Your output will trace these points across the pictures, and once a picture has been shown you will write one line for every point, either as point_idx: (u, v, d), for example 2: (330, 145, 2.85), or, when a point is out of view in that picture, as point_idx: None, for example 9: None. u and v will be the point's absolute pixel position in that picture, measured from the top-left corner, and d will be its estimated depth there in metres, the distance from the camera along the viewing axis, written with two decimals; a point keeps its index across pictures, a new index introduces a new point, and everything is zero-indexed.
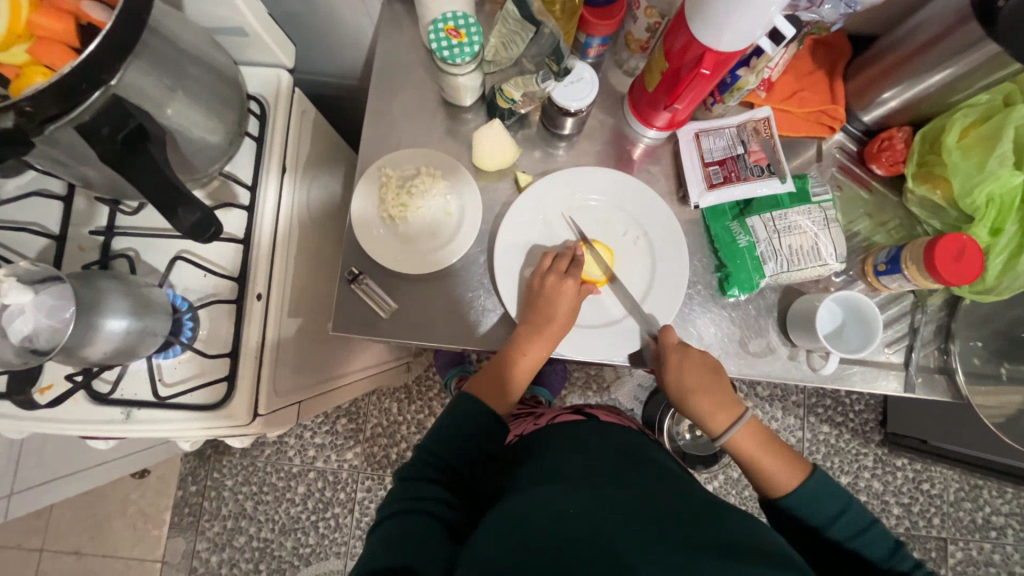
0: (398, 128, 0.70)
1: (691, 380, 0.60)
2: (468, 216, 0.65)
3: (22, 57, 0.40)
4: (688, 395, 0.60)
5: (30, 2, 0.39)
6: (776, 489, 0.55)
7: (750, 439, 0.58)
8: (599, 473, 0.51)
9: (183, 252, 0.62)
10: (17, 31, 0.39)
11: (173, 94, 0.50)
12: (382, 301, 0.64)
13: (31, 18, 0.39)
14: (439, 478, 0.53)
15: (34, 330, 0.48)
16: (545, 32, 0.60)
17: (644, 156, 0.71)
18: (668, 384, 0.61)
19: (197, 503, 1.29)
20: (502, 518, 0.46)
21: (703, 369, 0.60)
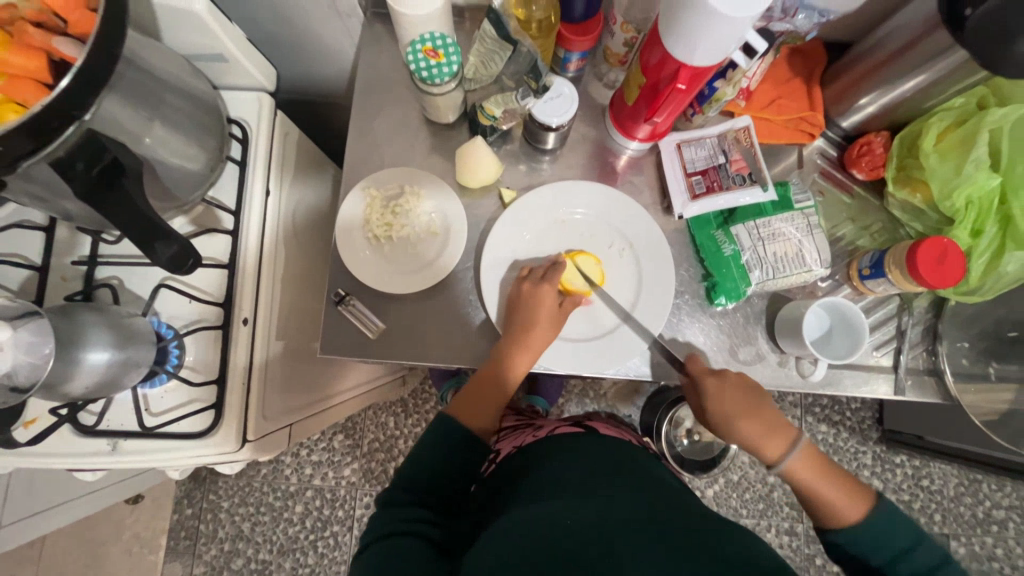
0: (381, 146, 0.70)
1: (736, 406, 0.57)
2: (453, 235, 0.65)
3: None
4: (733, 422, 0.57)
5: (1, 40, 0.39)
6: (834, 524, 0.52)
7: (809, 466, 0.56)
8: (592, 482, 0.51)
9: (168, 279, 0.62)
10: None
11: (149, 124, 0.50)
12: (368, 322, 0.64)
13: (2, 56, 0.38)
14: (421, 498, 0.52)
15: (12, 368, 0.46)
16: (522, 49, 0.60)
17: (628, 167, 0.71)
18: (713, 410, 0.59)
19: (193, 526, 1.27)
20: (495, 532, 0.46)
21: (747, 394, 0.58)
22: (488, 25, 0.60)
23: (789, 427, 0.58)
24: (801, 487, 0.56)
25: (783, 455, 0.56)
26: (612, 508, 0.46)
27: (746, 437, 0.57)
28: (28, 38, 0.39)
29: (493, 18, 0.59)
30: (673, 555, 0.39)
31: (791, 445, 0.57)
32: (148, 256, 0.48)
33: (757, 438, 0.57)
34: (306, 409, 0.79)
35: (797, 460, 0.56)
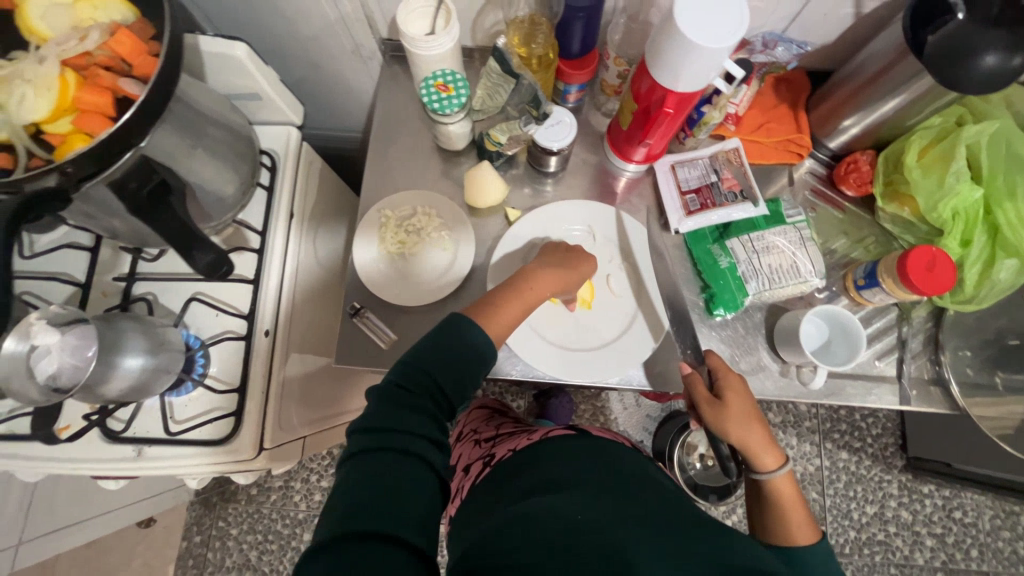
0: (394, 173, 0.76)
1: (739, 406, 0.55)
2: (462, 251, 0.70)
3: (67, 127, 0.46)
4: (733, 419, 0.55)
5: (77, 81, 0.46)
6: (778, 542, 0.51)
7: (788, 491, 0.53)
8: (592, 477, 0.51)
9: (198, 294, 0.67)
10: (65, 106, 0.45)
11: (191, 152, 0.56)
12: (379, 332, 0.68)
13: (77, 94, 0.45)
14: (426, 408, 0.47)
15: (58, 369, 0.51)
16: (524, 81, 0.64)
17: (626, 188, 0.75)
18: (731, 404, 0.55)
19: (201, 555, 1.26)
20: (490, 531, 0.47)
21: (751, 402, 0.56)
22: (492, 62, 0.64)
23: (784, 451, 0.55)
24: (772, 504, 0.54)
25: (770, 471, 0.54)
26: (604, 504, 0.46)
27: (739, 441, 0.54)
28: (100, 79, 0.46)
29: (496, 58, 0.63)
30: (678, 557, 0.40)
31: (780, 466, 0.54)
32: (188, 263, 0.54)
33: (760, 445, 0.54)
34: (320, 423, 0.81)
35: (781, 480, 0.54)
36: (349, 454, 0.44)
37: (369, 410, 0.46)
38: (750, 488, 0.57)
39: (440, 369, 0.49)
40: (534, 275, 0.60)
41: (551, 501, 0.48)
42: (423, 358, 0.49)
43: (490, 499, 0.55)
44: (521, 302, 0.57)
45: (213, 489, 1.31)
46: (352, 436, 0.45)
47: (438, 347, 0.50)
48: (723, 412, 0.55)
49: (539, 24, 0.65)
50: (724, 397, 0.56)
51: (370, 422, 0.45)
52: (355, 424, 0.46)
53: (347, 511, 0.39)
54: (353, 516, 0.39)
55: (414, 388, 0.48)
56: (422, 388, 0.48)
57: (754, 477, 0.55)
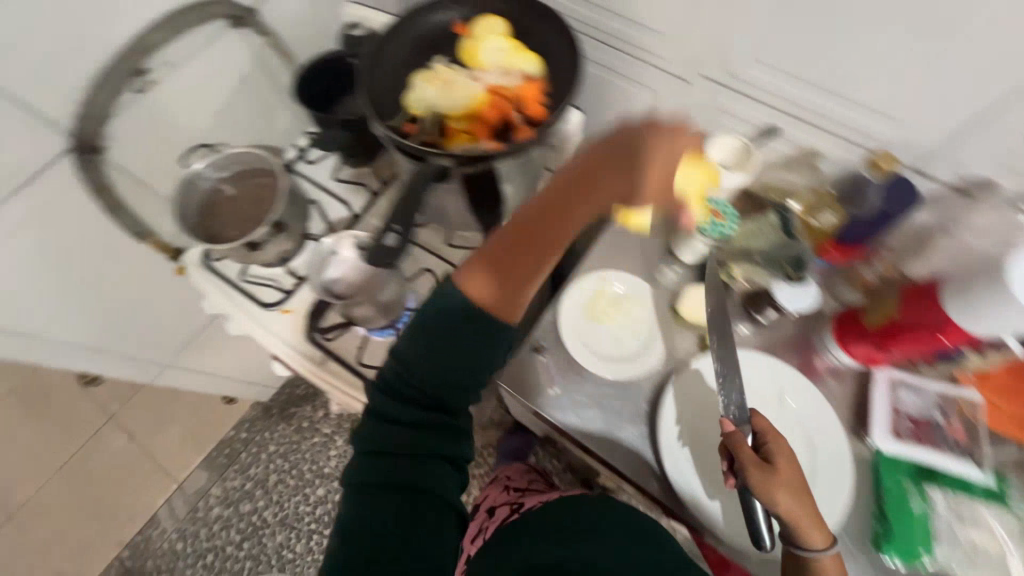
0: (619, 254, 0.83)
1: (789, 480, 0.56)
2: (652, 347, 0.75)
3: (463, 127, 0.60)
4: (778, 489, 0.55)
5: (489, 99, 0.60)
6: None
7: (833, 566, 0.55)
8: (605, 527, 0.66)
9: (429, 269, 0.80)
10: (474, 114, 0.60)
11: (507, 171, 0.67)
12: (550, 377, 0.73)
13: (485, 110, 0.59)
14: (416, 397, 0.51)
15: (337, 277, 0.72)
16: (794, 246, 0.69)
17: (829, 371, 0.74)
18: (769, 485, 0.55)
19: (238, 452, 1.48)
20: (532, 555, 0.64)
21: (802, 478, 0.57)
22: (771, 217, 0.70)
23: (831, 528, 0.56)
24: None
25: (815, 549, 0.55)
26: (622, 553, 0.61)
27: (790, 520, 0.55)
28: (501, 107, 0.60)
29: (780, 218, 0.69)
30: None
31: (828, 542, 0.56)
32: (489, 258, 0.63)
33: (806, 525, 0.55)
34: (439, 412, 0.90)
35: (829, 558, 0.55)
36: (360, 482, 0.50)
37: (371, 434, 0.51)
38: (789, 562, 0.58)
39: (422, 360, 0.50)
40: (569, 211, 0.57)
41: (575, 548, 0.62)
42: (415, 351, 0.50)
43: (522, 530, 0.71)
44: (522, 258, 0.54)
45: (279, 404, 1.54)
46: (364, 460, 0.50)
47: (444, 325, 0.51)
48: (779, 488, 0.55)
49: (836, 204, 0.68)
50: (777, 471, 0.56)
51: (377, 446, 0.50)
52: (364, 447, 0.51)
53: (365, 548, 0.47)
54: (376, 547, 0.47)
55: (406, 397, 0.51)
56: (435, 398, 0.51)
57: (796, 550, 0.56)
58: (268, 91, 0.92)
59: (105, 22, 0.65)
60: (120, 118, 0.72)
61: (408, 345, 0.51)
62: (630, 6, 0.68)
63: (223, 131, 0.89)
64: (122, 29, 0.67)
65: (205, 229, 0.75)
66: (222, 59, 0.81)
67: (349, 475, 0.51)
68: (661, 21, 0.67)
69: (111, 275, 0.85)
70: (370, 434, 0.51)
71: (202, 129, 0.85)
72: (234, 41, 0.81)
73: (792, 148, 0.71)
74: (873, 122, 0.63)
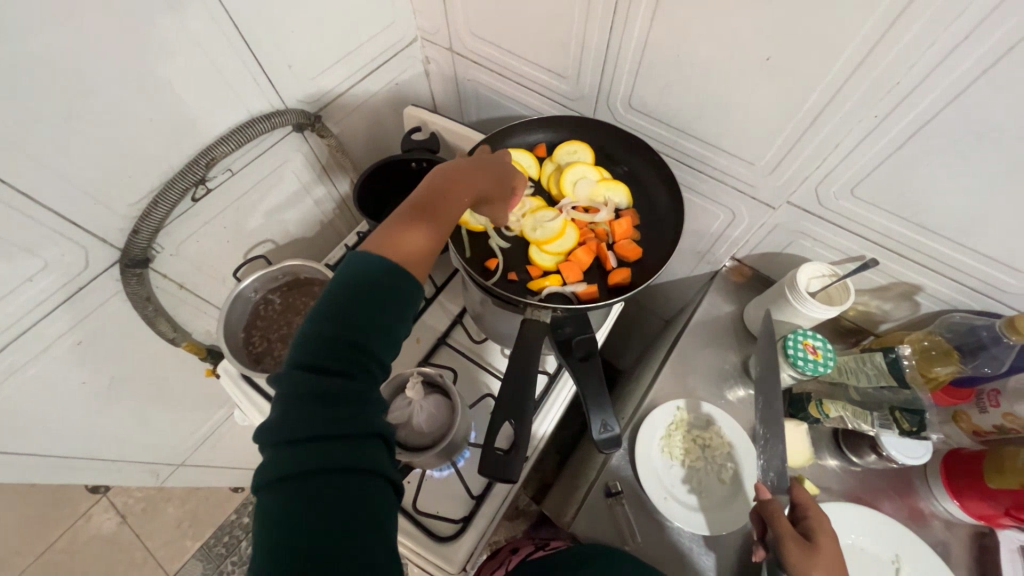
0: (693, 375, 0.76)
1: (829, 556, 0.54)
2: (741, 496, 0.66)
3: (552, 263, 0.64)
4: (827, 565, 0.53)
5: (578, 238, 0.66)
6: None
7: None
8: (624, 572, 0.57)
9: (489, 391, 0.73)
10: (564, 254, 0.65)
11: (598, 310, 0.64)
12: (633, 531, 0.65)
13: (576, 251, 0.65)
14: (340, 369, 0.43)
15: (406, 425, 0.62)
16: (906, 392, 0.62)
17: (939, 526, 0.66)
18: (822, 547, 0.54)
19: (235, 538, 1.44)
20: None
21: (840, 563, 0.54)
22: (877, 355, 0.65)
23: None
24: None
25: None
26: None
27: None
28: (590, 247, 0.67)
29: (889, 357, 0.63)
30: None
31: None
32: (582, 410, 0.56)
33: None
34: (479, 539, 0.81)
35: None
36: (287, 473, 0.39)
37: (300, 418, 0.41)
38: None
39: (345, 326, 0.43)
40: (462, 187, 0.53)
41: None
42: (346, 317, 0.43)
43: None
44: (420, 222, 0.49)
45: None
46: (289, 447, 0.40)
47: (357, 291, 0.44)
48: (815, 565, 0.52)
49: (953, 360, 0.63)
50: (818, 552, 0.53)
51: (301, 429, 0.40)
52: (284, 432, 0.40)
53: (289, 545, 0.37)
54: (310, 546, 0.37)
55: (317, 368, 0.42)
56: (346, 364, 0.43)
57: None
58: (317, 185, 0.89)
59: (165, 142, 0.63)
60: (171, 231, 0.69)
61: (330, 310, 0.44)
62: (712, 133, 0.65)
63: (271, 228, 0.86)
64: (184, 148, 0.65)
65: (249, 346, 0.72)
66: (276, 164, 0.79)
67: (270, 469, 0.40)
68: (746, 150, 0.64)
69: (135, 383, 0.79)
70: (288, 416, 0.41)
71: (250, 230, 0.82)
72: (289, 146, 0.79)
73: (890, 280, 0.67)
74: (991, 269, 0.57)
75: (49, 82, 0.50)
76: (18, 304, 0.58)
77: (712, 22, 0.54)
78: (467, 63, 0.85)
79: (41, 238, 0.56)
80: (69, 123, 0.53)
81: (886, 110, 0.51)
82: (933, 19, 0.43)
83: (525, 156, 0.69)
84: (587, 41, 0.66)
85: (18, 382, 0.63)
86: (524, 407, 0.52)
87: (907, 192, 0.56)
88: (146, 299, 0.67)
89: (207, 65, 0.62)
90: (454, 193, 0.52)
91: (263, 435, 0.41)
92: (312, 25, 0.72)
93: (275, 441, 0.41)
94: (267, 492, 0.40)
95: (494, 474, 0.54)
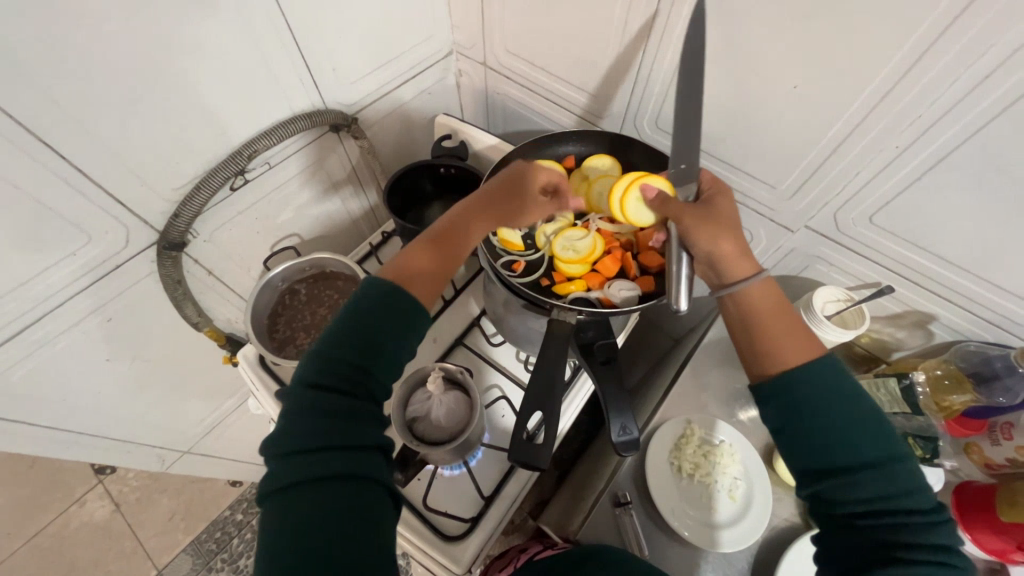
0: (705, 391, 0.77)
1: (721, 218, 0.53)
2: (752, 514, 0.66)
3: (578, 270, 0.66)
4: (713, 224, 0.52)
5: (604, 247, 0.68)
6: (782, 365, 0.49)
7: (763, 297, 0.52)
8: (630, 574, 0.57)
9: (505, 392, 0.74)
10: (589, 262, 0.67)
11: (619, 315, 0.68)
12: (640, 542, 0.65)
13: (601, 260, 0.67)
14: (335, 385, 0.45)
15: (423, 416, 0.63)
16: (919, 419, 0.66)
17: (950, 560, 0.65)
18: (714, 210, 0.53)
19: (227, 534, 1.42)
20: None
21: (736, 221, 0.53)
22: (891, 381, 0.69)
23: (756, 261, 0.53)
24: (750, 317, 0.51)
25: (741, 280, 0.52)
26: None
27: (708, 252, 0.52)
28: (616, 256, 0.68)
29: (902, 384, 0.67)
30: (815, 454, 0.46)
31: (752, 274, 0.52)
32: (601, 410, 0.57)
33: (739, 256, 0.52)
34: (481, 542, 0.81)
35: (755, 288, 0.52)
36: (289, 484, 0.41)
37: (301, 430, 0.43)
38: (731, 318, 0.53)
39: (344, 343, 0.46)
40: (461, 250, 0.55)
41: None
42: (346, 338, 0.46)
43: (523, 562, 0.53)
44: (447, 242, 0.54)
45: None
46: (289, 458, 0.42)
47: (359, 314, 0.47)
48: (710, 231, 0.51)
49: (965, 389, 0.64)
50: (705, 212, 0.53)
51: (302, 439, 0.42)
52: (286, 445, 0.43)
53: (287, 549, 0.38)
54: (306, 549, 0.38)
55: (320, 383, 0.45)
56: (344, 383, 0.45)
57: (726, 298, 0.53)
58: (346, 185, 0.92)
59: (212, 133, 0.66)
60: (208, 218, 0.71)
61: (333, 334, 0.47)
62: (735, 155, 0.68)
63: (299, 223, 0.88)
64: (228, 139, 0.68)
65: (273, 333, 0.74)
66: (310, 161, 0.82)
67: (271, 480, 0.42)
68: (768, 173, 0.66)
69: (153, 366, 0.80)
70: (290, 431, 0.43)
71: (279, 224, 0.85)
72: (324, 145, 0.82)
73: (905, 308, 0.68)
74: (1004, 301, 0.58)
75: (112, 67, 0.53)
76: (59, 276, 0.60)
77: (743, 49, 0.57)
78: (500, 77, 0.88)
79: (89, 213, 0.59)
80: (129, 106, 0.56)
81: (908, 141, 0.53)
82: (958, 57, 0.46)
83: (663, 183, 0.60)
84: (620, 62, 0.70)
85: (46, 354, 0.64)
86: (553, 395, 0.55)
87: (922, 222, 0.58)
88: (177, 282, 0.69)
89: (258, 62, 0.66)
90: (462, 242, 0.55)
91: (269, 449, 0.43)
92: (358, 31, 0.75)
93: (277, 451, 0.43)
94: (270, 502, 0.42)
95: (523, 461, 0.55)
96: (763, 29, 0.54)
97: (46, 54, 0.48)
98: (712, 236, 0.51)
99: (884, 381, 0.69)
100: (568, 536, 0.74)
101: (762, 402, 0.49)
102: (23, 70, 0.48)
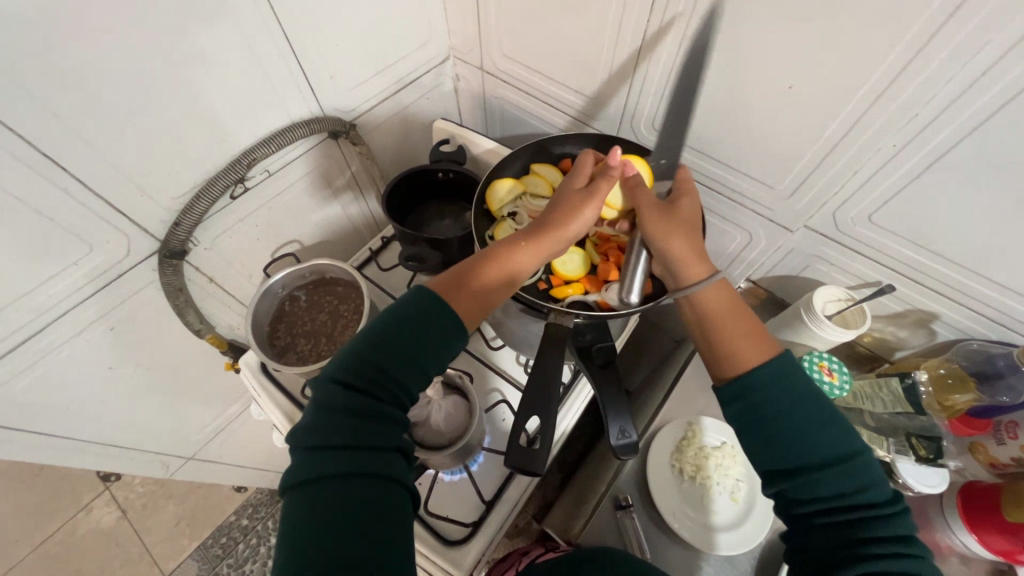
0: (706, 393, 0.77)
1: (680, 219, 0.55)
2: (754, 515, 0.66)
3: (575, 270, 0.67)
4: (671, 223, 0.54)
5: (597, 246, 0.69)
6: (739, 367, 0.49)
7: (716, 300, 0.53)
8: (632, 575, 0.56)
9: (505, 396, 0.74)
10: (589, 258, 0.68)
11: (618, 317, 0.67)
12: (641, 544, 0.65)
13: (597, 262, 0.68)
14: (366, 383, 0.45)
15: (423, 421, 0.64)
16: (921, 419, 0.68)
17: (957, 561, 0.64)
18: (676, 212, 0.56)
19: (233, 540, 1.43)
20: None
21: (695, 224, 0.56)
22: (893, 382, 0.69)
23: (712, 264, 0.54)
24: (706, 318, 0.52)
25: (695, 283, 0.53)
26: None
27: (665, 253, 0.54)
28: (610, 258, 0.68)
29: (905, 384, 0.68)
30: (770, 453, 0.46)
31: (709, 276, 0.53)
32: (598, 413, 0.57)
33: (695, 257, 0.54)
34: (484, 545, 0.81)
35: (710, 290, 0.53)
36: (311, 477, 0.41)
37: (330, 423, 0.43)
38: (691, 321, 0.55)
39: (379, 342, 0.47)
40: (508, 264, 0.54)
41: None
42: (383, 336, 0.47)
43: None
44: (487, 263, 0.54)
45: None
46: (315, 451, 0.42)
47: (406, 317, 0.48)
48: (667, 230, 0.54)
49: (967, 387, 0.64)
50: (665, 212, 0.55)
51: (327, 434, 0.43)
52: (312, 438, 0.43)
53: (303, 543, 0.38)
54: (321, 546, 0.38)
55: (353, 378, 0.45)
56: (371, 385, 0.45)
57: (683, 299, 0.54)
58: (345, 191, 0.93)
59: (211, 142, 0.66)
60: (208, 226, 0.72)
61: (372, 333, 0.48)
62: (733, 156, 0.68)
63: (299, 229, 0.89)
64: (228, 148, 0.69)
65: (273, 340, 0.74)
66: (310, 168, 0.83)
67: (294, 472, 0.42)
68: (765, 174, 0.66)
69: (157, 373, 0.80)
70: (318, 422, 0.44)
71: (280, 230, 0.85)
72: (323, 152, 0.83)
73: (906, 306, 0.68)
74: (1006, 300, 0.58)
75: (112, 80, 0.54)
76: (62, 286, 0.61)
77: (737, 53, 0.57)
78: (497, 81, 0.89)
79: (92, 224, 0.60)
80: (129, 117, 0.57)
81: (906, 139, 0.53)
82: (951, 56, 0.46)
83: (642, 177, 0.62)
84: (616, 66, 0.70)
85: (50, 363, 0.65)
86: (550, 402, 0.54)
87: (922, 220, 0.58)
88: (178, 290, 0.70)
89: (256, 71, 0.66)
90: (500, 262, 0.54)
91: (296, 440, 0.44)
92: (354, 40, 0.76)
93: (302, 446, 0.43)
94: (293, 496, 0.42)
95: (520, 466, 0.54)
96: (758, 32, 0.54)
97: (47, 69, 0.49)
98: (669, 234, 0.53)
99: (887, 381, 0.70)
100: (570, 540, 0.73)
101: (725, 404, 0.49)
102: (25, 85, 0.48)
